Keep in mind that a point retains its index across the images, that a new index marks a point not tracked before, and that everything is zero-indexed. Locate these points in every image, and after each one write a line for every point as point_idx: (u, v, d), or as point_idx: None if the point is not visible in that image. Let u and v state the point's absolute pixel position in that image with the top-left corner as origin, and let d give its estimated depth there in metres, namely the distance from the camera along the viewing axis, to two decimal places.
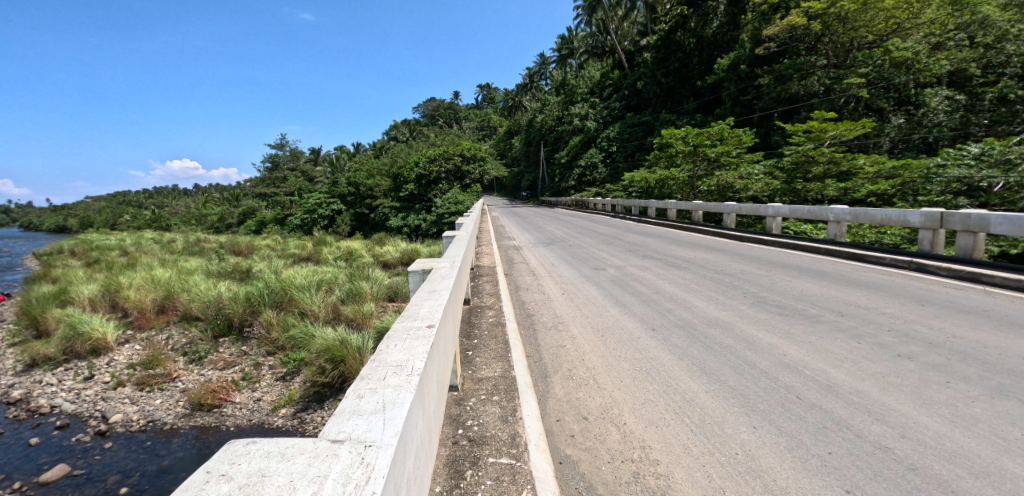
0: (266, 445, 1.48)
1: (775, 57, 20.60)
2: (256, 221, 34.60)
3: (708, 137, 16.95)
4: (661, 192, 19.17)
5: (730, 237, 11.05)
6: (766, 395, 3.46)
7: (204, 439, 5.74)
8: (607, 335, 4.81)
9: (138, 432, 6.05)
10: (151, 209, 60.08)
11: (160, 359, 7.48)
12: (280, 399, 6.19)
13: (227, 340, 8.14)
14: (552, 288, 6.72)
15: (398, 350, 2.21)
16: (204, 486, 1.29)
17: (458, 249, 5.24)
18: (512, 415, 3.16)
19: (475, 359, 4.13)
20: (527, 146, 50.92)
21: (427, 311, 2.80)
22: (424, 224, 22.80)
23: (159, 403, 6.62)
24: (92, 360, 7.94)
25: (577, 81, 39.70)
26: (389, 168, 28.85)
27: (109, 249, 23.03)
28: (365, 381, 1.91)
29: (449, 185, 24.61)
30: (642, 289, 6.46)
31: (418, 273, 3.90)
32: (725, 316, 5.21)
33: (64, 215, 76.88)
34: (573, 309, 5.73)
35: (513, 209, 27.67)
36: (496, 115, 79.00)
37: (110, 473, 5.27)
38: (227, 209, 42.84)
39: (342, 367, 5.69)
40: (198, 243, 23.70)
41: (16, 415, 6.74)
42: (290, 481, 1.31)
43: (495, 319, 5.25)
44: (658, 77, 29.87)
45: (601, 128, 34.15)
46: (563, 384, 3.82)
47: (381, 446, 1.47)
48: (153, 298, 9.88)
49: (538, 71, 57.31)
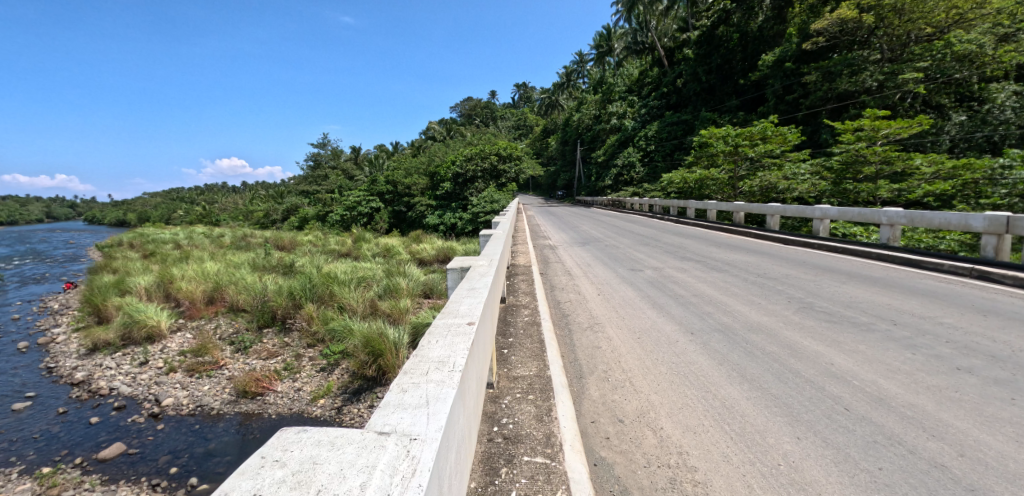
0: (317, 434, 1.51)
1: (825, 53, 19.52)
2: (299, 218, 35.88)
3: (751, 135, 16.25)
4: (701, 192, 18.65)
5: (773, 240, 10.59)
6: (810, 405, 3.31)
7: (248, 426, 6.04)
8: (643, 337, 4.72)
9: (186, 416, 6.40)
10: (203, 205, 63.22)
11: (208, 347, 7.87)
12: (319, 390, 6.45)
13: (271, 331, 8.49)
14: (588, 289, 6.65)
15: (441, 346, 2.24)
16: (260, 472, 1.36)
17: (496, 247, 5.24)
18: (547, 414, 3.15)
19: (512, 357, 4.13)
20: (563, 145, 50.33)
21: (467, 309, 2.81)
22: (460, 222, 22.91)
23: (207, 389, 6.98)
24: (147, 345, 8.46)
25: (615, 79, 39.09)
26: (426, 167, 29.28)
27: (163, 242, 24.43)
28: (407, 376, 1.93)
29: (484, 184, 24.67)
30: (681, 292, 6.30)
31: (457, 270, 3.92)
32: (767, 321, 5.03)
33: (126, 208, 81.81)
34: (609, 311, 5.63)
35: (549, 209, 27.68)
36: (532, 114, 78.36)
37: (161, 453, 5.64)
38: (273, 204, 44.63)
39: (381, 361, 5.88)
40: (244, 238, 24.77)
41: (80, 395, 7.26)
42: (340, 471, 1.34)
43: (530, 318, 5.23)
44: (699, 74, 29.01)
45: (639, 127, 33.47)
46: (598, 386, 3.78)
47: (425, 440, 1.47)
48: (203, 289, 10.39)
49: (575, 70, 57.10)
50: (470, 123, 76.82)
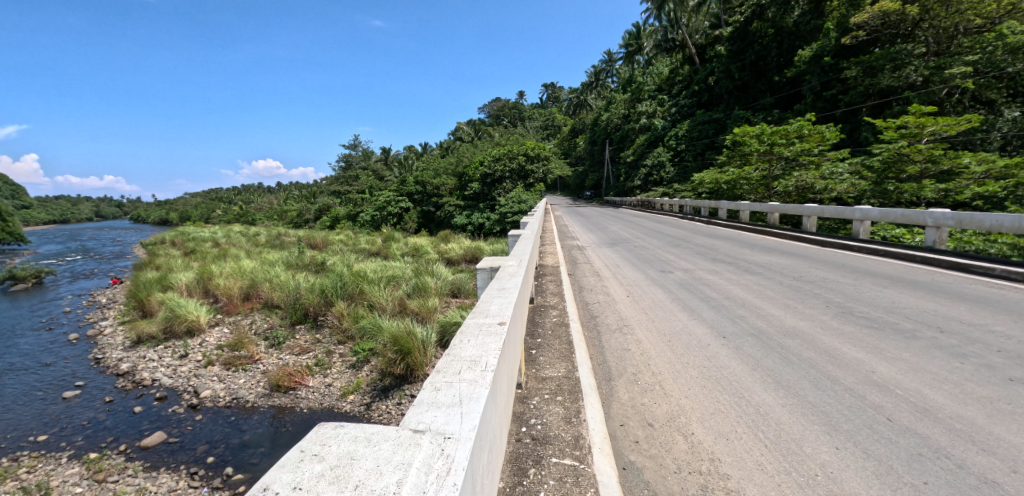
0: (353, 429, 1.54)
1: (866, 47, 18.56)
2: (331, 218, 36.75)
3: (786, 134, 15.67)
4: (733, 193, 18.18)
5: (809, 243, 10.24)
6: (850, 414, 3.18)
7: (281, 419, 6.23)
8: (674, 341, 4.63)
9: (223, 408, 6.64)
10: (240, 204, 65.51)
11: (244, 342, 8.14)
12: (349, 386, 6.59)
13: (303, 327, 8.72)
14: (617, 290, 6.57)
15: (473, 345, 2.24)
16: (299, 465, 1.39)
17: (524, 248, 5.24)
18: (576, 416, 3.12)
19: (540, 358, 4.12)
20: (591, 145, 49.91)
21: (497, 309, 2.81)
22: (488, 223, 23.00)
23: (243, 382, 7.22)
24: (187, 339, 8.82)
25: (645, 78, 38.50)
26: (454, 168, 29.53)
27: (203, 240, 25.43)
28: (441, 374, 1.95)
29: (512, 184, 24.70)
30: (713, 294, 6.16)
31: (486, 270, 3.93)
32: (804, 325, 4.86)
33: (169, 208, 85.45)
34: (638, 312, 5.55)
35: (578, 209, 27.54)
36: (560, 113, 78.01)
37: (199, 443, 5.87)
38: (306, 204, 45.83)
39: (409, 359, 5.98)
40: (279, 236, 25.54)
41: (125, 385, 7.62)
42: (376, 467, 1.36)
43: (558, 319, 5.20)
44: (732, 72, 28.26)
45: (670, 126, 32.86)
46: (627, 389, 3.73)
47: (459, 439, 1.48)
48: (240, 286, 10.76)
49: (605, 69, 56.60)
50: (498, 123, 77.06)
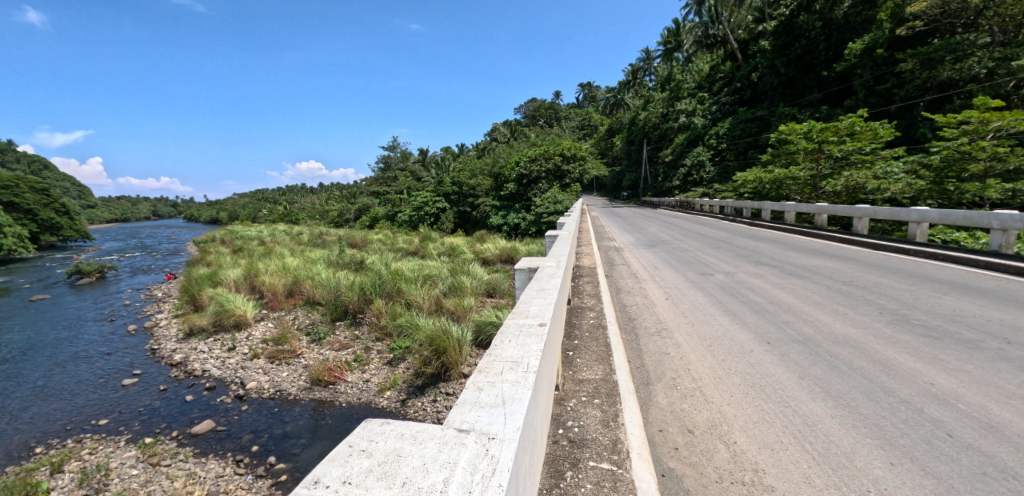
0: (400, 427, 1.57)
1: (923, 38, 17.59)
2: (370, 218, 37.72)
3: (836, 131, 14.95)
4: (778, 193, 17.48)
5: (860, 246, 9.74)
6: (906, 428, 3.00)
7: (321, 412, 6.44)
8: (715, 345, 4.50)
9: (267, 399, 6.92)
10: (285, 204, 68.17)
11: (287, 337, 8.46)
12: (386, 382, 6.75)
13: (343, 324, 8.99)
14: (655, 293, 6.44)
15: (513, 346, 2.25)
16: (348, 459, 1.43)
17: (562, 248, 5.21)
18: (613, 420, 3.08)
19: (577, 359, 4.08)
20: (628, 145, 49.11)
21: (537, 310, 2.81)
22: (524, 223, 22.99)
23: (286, 375, 7.50)
24: (235, 333, 9.25)
25: (684, 75, 37.60)
26: (490, 168, 29.74)
27: (251, 238, 26.66)
28: (483, 374, 1.96)
29: (548, 184, 24.63)
30: (756, 298, 5.94)
31: (525, 271, 3.94)
32: (855, 333, 4.62)
33: (219, 208, 89.82)
34: (678, 316, 5.41)
35: (615, 210, 27.22)
36: (597, 113, 77.15)
37: (245, 432, 6.15)
38: (346, 204, 47.23)
39: (444, 357, 6.07)
40: (321, 235, 26.43)
41: (177, 375, 8.06)
42: (423, 464, 1.38)
43: (595, 320, 5.14)
44: (777, 67, 27.16)
45: (710, 125, 31.95)
46: (666, 393, 3.65)
47: (503, 440, 1.49)
48: (284, 283, 11.20)
49: (642, 67, 55.66)
50: (534, 124, 77.01)
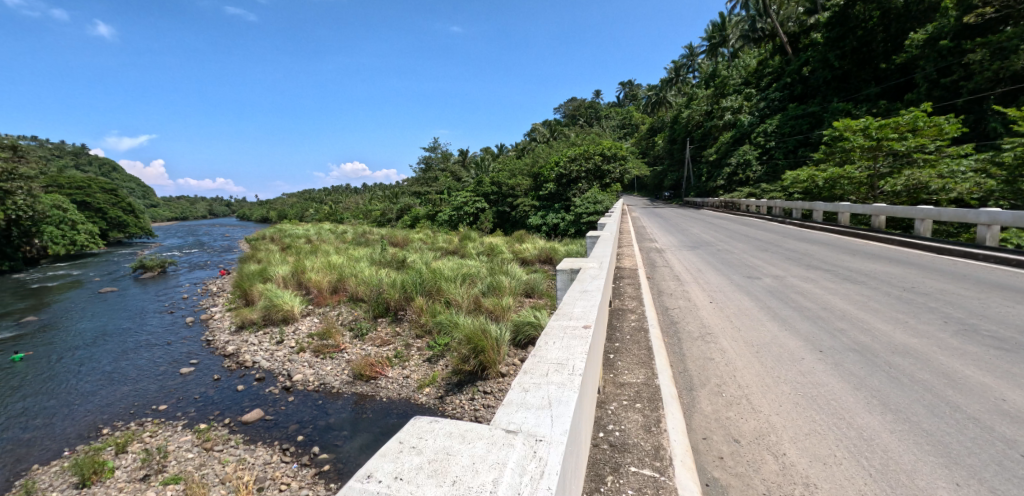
0: (447, 425, 1.60)
1: (995, 25, 16.32)
2: (411, 217, 38.54)
3: (897, 127, 14.11)
4: (831, 194, 16.61)
5: (922, 249, 9.12)
6: (975, 447, 2.79)
7: (362, 406, 6.64)
8: (762, 352, 4.33)
9: (312, 392, 7.21)
10: (331, 204, 70.58)
11: (332, 332, 8.78)
12: (425, 379, 6.90)
13: (384, 320, 9.23)
14: (699, 296, 6.26)
15: (558, 347, 2.25)
16: (399, 455, 1.47)
17: (604, 249, 5.16)
18: (656, 425, 3.01)
19: (617, 362, 4.02)
20: (671, 144, 47.93)
21: (581, 311, 2.80)
22: (563, 223, 22.83)
23: (330, 369, 7.78)
24: (283, 327, 9.67)
25: (730, 72, 36.37)
26: (529, 169, 29.78)
27: (298, 236, 27.79)
28: (528, 375, 1.97)
29: (588, 185, 24.41)
30: (807, 304, 5.67)
31: (566, 272, 3.93)
32: (917, 343, 4.33)
33: (269, 207, 94.03)
34: (723, 321, 5.24)
35: (657, 211, 26.63)
36: (638, 112, 75.69)
37: (291, 422, 6.42)
38: (388, 204, 48.45)
39: (482, 356, 6.15)
40: (364, 235, 27.22)
41: (230, 365, 8.51)
42: (473, 464, 1.41)
43: (636, 323, 5.05)
44: (830, 61, 25.80)
45: (757, 122, 30.76)
46: (711, 400, 3.54)
47: (551, 442, 1.50)
48: (329, 280, 11.60)
49: (686, 64, 54.24)
50: (573, 123, 76.42)
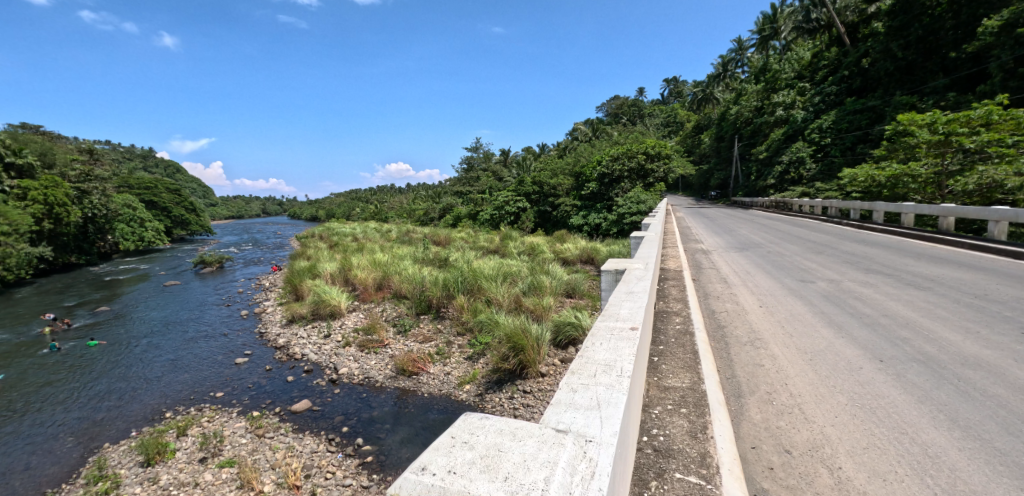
0: (497, 422, 1.65)
1: None
2: (453, 217, 39.14)
3: (967, 121, 13.14)
4: (893, 193, 15.60)
5: (997, 253, 8.42)
6: None
7: (405, 400, 6.83)
8: (817, 360, 4.14)
9: (357, 385, 7.47)
10: (376, 204, 72.65)
11: (376, 327, 9.06)
12: (466, 376, 7.01)
13: (426, 317, 9.44)
14: (747, 299, 6.05)
15: (605, 348, 2.25)
16: (451, 450, 1.52)
17: (649, 250, 5.08)
18: (702, 432, 2.94)
19: (662, 365, 3.95)
20: (718, 141, 46.31)
21: (627, 313, 2.78)
22: (604, 223, 22.53)
23: (374, 364, 8.04)
24: (330, 321, 10.08)
25: (782, 65, 34.78)
26: (571, 168, 29.61)
27: (345, 235, 28.81)
28: (576, 375, 1.98)
29: (630, 184, 24.01)
30: (867, 310, 5.36)
31: (611, 273, 3.90)
32: (991, 355, 4.01)
33: (318, 207, 97.87)
34: (774, 326, 5.03)
35: (703, 210, 25.81)
36: (683, 109, 73.55)
37: (337, 414, 6.68)
38: (431, 203, 49.37)
39: (522, 356, 6.20)
40: (408, 233, 27.89)
41: (281, 357, 8.95)
42: (523, 461, 1.44)
43: (681, 326, 4.94)
44: (892, 51, 24.06)
45: (812, 118, 29.28)
46: (761, 408, 3.43)
47: (601, 443, 1.51)
48: (374, 277, 11.98)
49: (734, 58, 52.30)
50: (616, 121, 75.20)
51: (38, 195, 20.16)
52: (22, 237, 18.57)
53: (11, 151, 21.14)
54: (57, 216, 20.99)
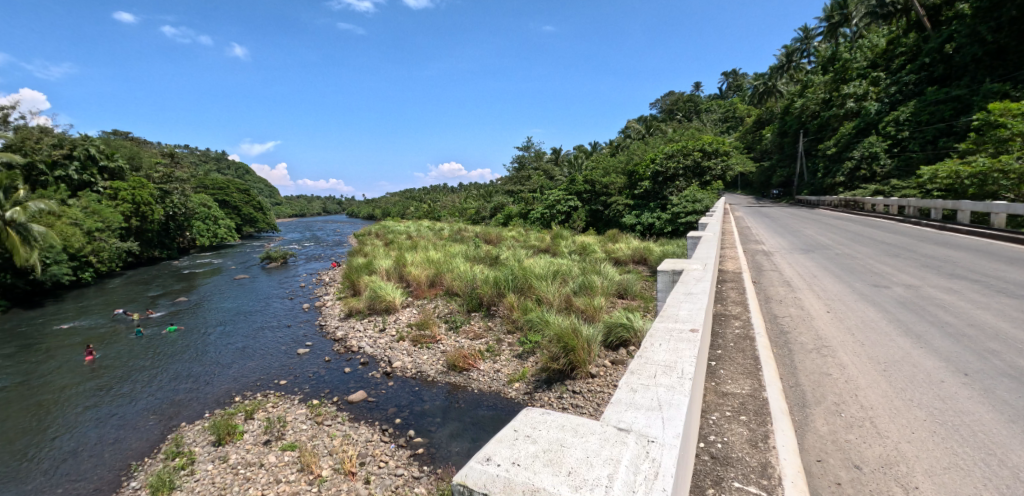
0: (559, 418, 1.69)
1: None
2: (503, 215, 39.50)
3: None
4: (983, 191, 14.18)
5: None
6: None
7: (456, 395, 7.01)
8: (891, 371, 3.87)
9: (409, 378, 7.75)
10: (430, 203, 74.47)
11: (429, 323, 9.35)
12: (515, 374, 7.10)
13: (477, 315, 9.63)
14: (813, 305, 5.73)
15: (665, 350, 2.24)
16: (515, 442, 1.57)
17: (707, 251, 4.94)
18: (763, 441, 2.84)
19: (719, 370, 3.83)
20: (781, 137, 43.84)
21: (686, 315, 2.74)
22: (658, 223, 21.92)
23: (427, 358, 8.30)
24: (386, 316, 10.49)
25: (853, 54, 32.46)
26: (623, 166, 29.08)
27: (400, 233, 29.80)
28: (635, 375, 1.99)
29: (686, 182, 23.26)
30: (950, 319, 4.93)
31: (668, 273, 3.84)
32: None
33: (375, 206, 101.64)
34: (843, 333, 4.75)
35: (764, 210, 24.27)
36: (743, 103, 70.14)
37: (390, 405, 6.97)
38: (483, 202, 50.04)
39: (572, 355, 6.22)
40: (459, 232, 28.43)
41: (339, 348, 9.43)
42: (586, 457, 1.48)
43: (741, 330, 4.76)
44: (981, 34, 21.83)
45: (887, 110, 27.10)
46: (828, 419, 3.26)
47: (664, 445, 1.53)
48: (427, 274, 12.34)
49: (799, 48, 49.32)
50: (670, 118, 72.93)
51: (126, 195, 22.33)
52: (114, 232, 20.56)
53: (105, 155, 23.52)
54: (143, 214, 23.04)
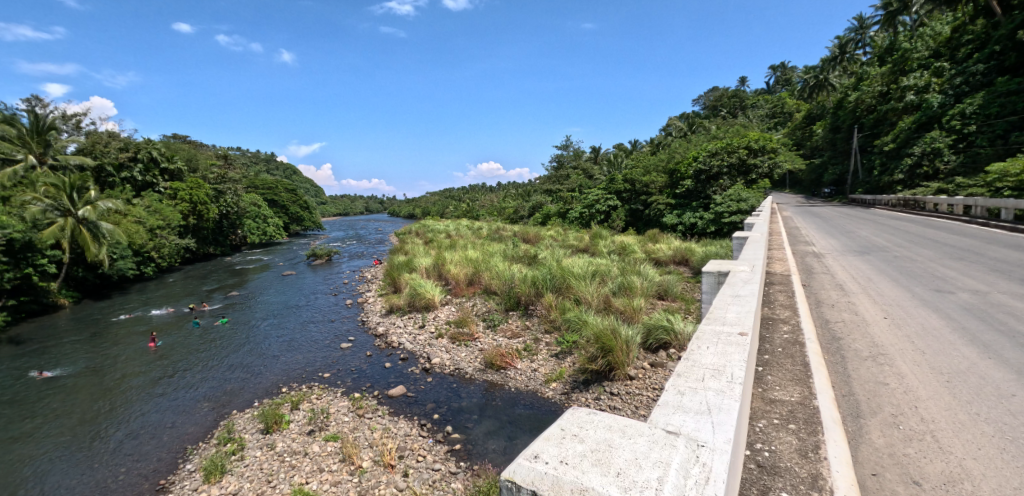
0: (605, 418, 1.70)
1: None
2: (541, 215, 39.42)
3: None
4: None
5: None
6: None
7: (493, 393, 7.09)
8: (957, 382, 3.63)
9: (448, 375, 7.89)
10: (468, 202, 75.25)
11: (467, 321, 9.47)
12: (552, 374, 7.10)
13: (515, 314, 9.68)
14: (869, 310, 5.44)
15: (712, 353, 2.20)
16: (562, 441, 1.59)
17: (755, 252, 4.77)
18: (813, 451, 2.73)
19: (767, 376, 3.71)
20: (834, 132, 41.58)
21: (734, 318, 2.68)
22: (700, 222, 21.27)
23: (465, 356, 8.42)
24: (425, 314, 10.71)
25: (915, 43, 30.41)
26: (665, 165, 28.41)
27: (439, 232, 30.28)
28: (682, 378, 1.97)
29: (730, 181, 22.48)
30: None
31: (714, 275, 3.76)
32: None
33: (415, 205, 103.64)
34: (902, 341, 4.48)
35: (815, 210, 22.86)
36: (793, 97, 66.96)
37: (429, 401, 7.12)
38: (521, 201, 50.14)
39: (610, 357, 6.16)
40: (498, 231, 28.58)
41: (380, 344, 9.71)
42: (635, 459, 1.48)
43: (789, 334, 4.58)
44: None
45: (950, 103, 25.06)
46: (884, 431, 3.10)
47: (715, 450, 1.51)
48: (465, 272, 12.49)
49: (855, 38, 46.61)
50: (715, 114, 70.60)
51: (184, 195, 23.70)
52: (173, 229, 21.86)
53: (166, 157, 25.06)
54: (200, 213, 24.39)
